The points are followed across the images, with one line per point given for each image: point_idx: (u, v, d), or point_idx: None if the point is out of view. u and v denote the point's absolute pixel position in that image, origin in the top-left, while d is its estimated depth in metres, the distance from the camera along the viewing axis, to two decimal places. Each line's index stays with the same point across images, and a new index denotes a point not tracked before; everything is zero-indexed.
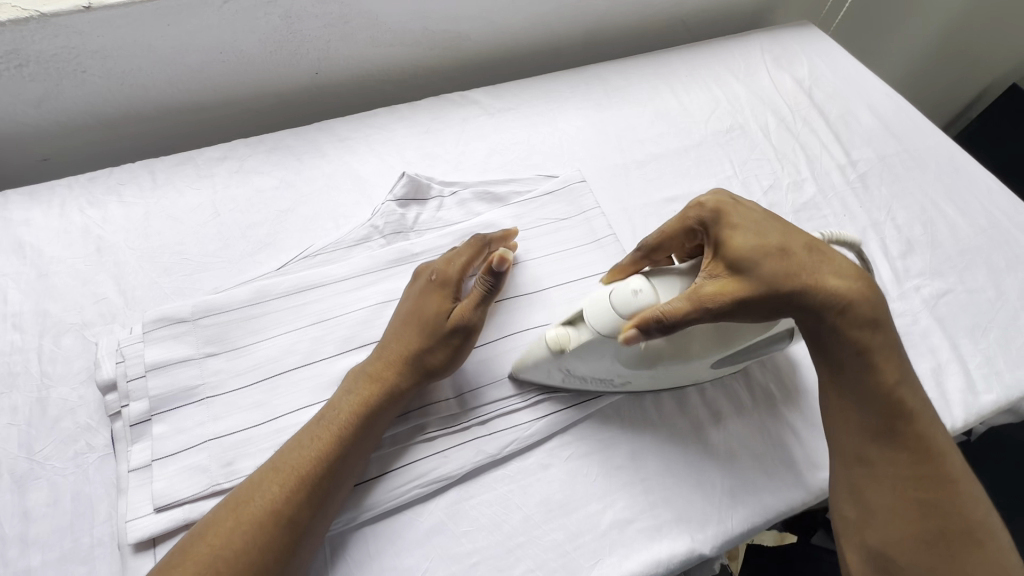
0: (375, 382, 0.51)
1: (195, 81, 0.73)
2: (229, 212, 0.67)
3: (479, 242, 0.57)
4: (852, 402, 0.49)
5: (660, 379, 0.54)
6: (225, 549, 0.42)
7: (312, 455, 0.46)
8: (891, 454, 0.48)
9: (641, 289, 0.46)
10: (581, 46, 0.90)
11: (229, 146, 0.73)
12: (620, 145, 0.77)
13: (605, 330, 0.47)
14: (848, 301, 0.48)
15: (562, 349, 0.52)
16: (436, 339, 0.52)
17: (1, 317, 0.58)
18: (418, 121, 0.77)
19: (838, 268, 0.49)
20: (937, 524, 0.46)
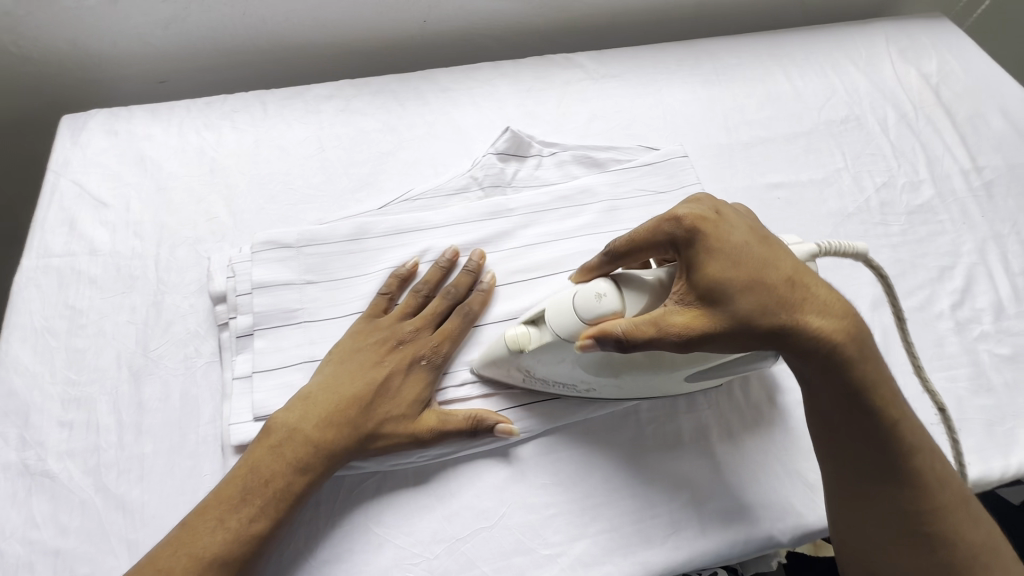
0: (402, 357, 0.51)
1: (309, 17, 0.74)
2: (333, 149, 0.68)
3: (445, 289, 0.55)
4: (841, 443, 0.45)
5: (637, 389, 0.50)
6: (272, 481, 0.45)
7: (342, 411, 0.48)
8: (900, 492, 0.44)
9: (605, 293, 0.44)
10: (691, 19, 0.86)
11: (336, 85, 0.74)
12: (726, 124, 0.74)
13: (569, 335, 0.45)
14: (824, 350, 0.41)
15: (535, 371, 0.49)
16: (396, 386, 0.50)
17: (123, 223, 0.61)
18: (521, 78, 0.76)
19: (828, 305, 0.42)
20: (944, 554, 0.44)
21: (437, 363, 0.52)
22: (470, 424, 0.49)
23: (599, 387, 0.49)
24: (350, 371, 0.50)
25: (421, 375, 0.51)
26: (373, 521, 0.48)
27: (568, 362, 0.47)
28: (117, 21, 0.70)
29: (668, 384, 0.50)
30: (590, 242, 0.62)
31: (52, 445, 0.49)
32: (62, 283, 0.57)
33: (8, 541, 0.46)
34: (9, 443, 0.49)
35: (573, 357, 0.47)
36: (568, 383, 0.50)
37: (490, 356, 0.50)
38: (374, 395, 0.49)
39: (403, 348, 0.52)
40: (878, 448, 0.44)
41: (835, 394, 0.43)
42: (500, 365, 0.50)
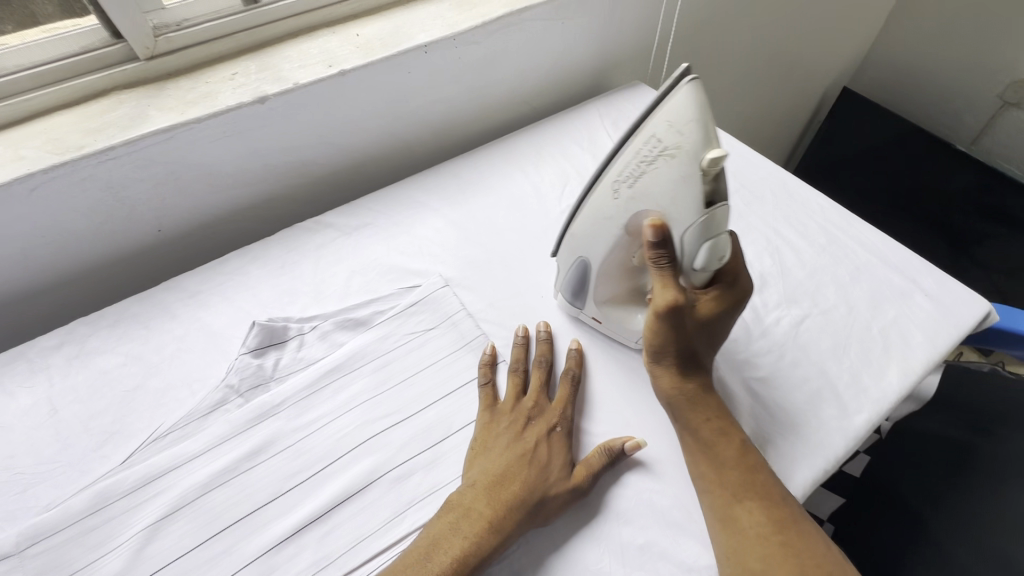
0: (537, 432, 0.57)
1: (19, 269, 0.69)
2: (69, 405, 0.62)
3: (543, 365, 0.63)
4: (705, 456, 0.55)
5: (592, 213, 0.59)
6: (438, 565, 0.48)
7: (509, 484, 0.52)
8: (755, 508, 0.51)
9: (704, 257, 0.54)
10: (433, 144, 0.93)
11: (67, 329, 0.68)
12: (480, 238, 0.78)
13: (680, 204, 0.52)
14: (691, 381, 0.57)
15: (646, 173, 0.53)
16: (544, 466, 0.54)
17: None
18: (272, 257, 0.75)
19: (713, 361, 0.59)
20: (797, 559, 0.49)
21: (568, 426, 0.58)
22: (606, 459, 0.56)
23: (612, 184, 0.56)
24: (511, 447, 0.55)
25: (560, 438, 0.57)
26: None
27: (638, 185, 0.54)
28: None
29: (574, 245, 0.63)
30: (367, 410, 0.60)
31: None
32: None
33: None
34: None
35: (647, 185, 0.53)
36: (625, 176, 0.55)
37: (670, 119, 0.50)
38: (529, 465, 0.54)
39: (535, 422, 0.58)
40: (734, 461, 0.54)
41: (698, 414, 0.56)
42: (660, 132, 0.51)
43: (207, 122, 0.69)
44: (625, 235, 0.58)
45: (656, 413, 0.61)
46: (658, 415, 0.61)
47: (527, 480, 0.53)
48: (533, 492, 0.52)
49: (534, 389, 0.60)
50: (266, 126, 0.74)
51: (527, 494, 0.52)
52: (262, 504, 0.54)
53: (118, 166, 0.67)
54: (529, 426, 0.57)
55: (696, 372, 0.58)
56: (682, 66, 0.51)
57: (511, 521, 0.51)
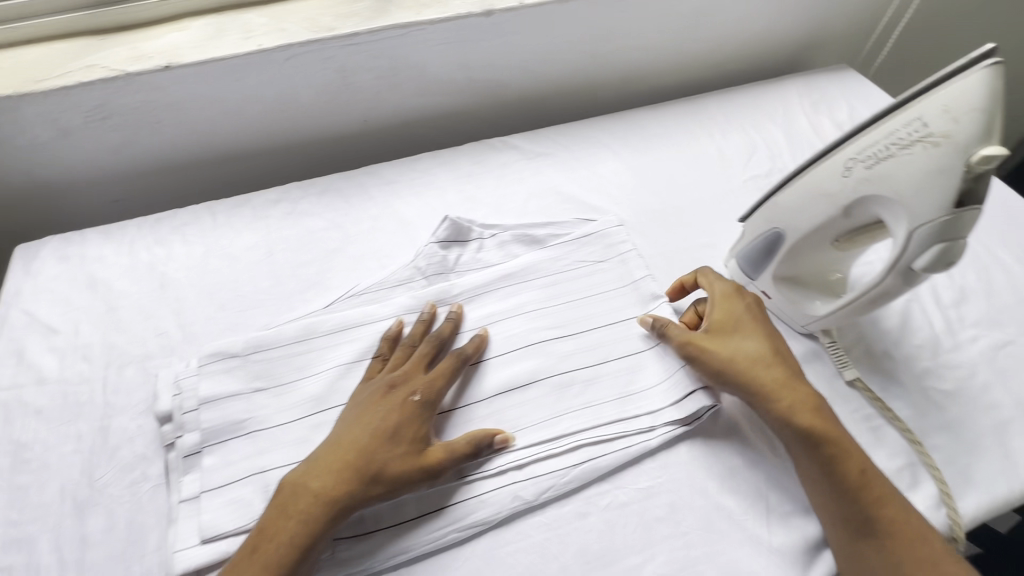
0: (399, 403, 0.52)
1: (255, 129, 0.78)
2: (281, 252, 0.71)
3: (460, 355, 0.57)
4: (818, 493, 0.51)
5: (808, 186, 0.53)
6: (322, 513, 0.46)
7: (368, 453, 0.49)
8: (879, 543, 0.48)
9: (930, 260, 0.47)
10: (617, 92, 0.93)
11: (283, 189, 0.77)
12: (658, 189, 0.78)
13: (927, 195, 0.45)
14: (767, 395, 0.53)
15: (897, 153, 0.47)
16: (387, 440, 0.50)
17: (72, 348, 0.62)
18: (460, 165, 0.80)
19: (777, 374, 0.54)
20: None
21: (430, 400, 0.53)
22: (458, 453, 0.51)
23: (847, 160, 0.50)
24: (361, 417, 0.51)
25: (425, 411, 0.53)
26: None
27: (882, 164, 0.48)
28: (72, 153, 0.74)
29: (772, 214, 0.57)
30: (535, 320, 0.63)
31: None
32: (7, 418, 0.57)
33: None
34: None
35: (895, 166, 0.47)
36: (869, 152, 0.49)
37: (947, 103, 0.45)
38: (371, 437, 0.50)
39: (396, 391, 0.53)
40: (846, 498, 0.49)
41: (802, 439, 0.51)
42: (931, 112, 0.45)
43: (437, 25, 0.74)
44: (840, 216, 0.52)
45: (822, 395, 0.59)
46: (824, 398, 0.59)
47: (398, 447, 0.50)
48: (372, 466, 0.48)
49: (397, 363, 0.57)
50: (482, 41, 0.78)
51: (412, 455, 0.50)
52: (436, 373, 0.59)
53: (355, 53, 0.74)
54: (399, 392, 0.53)
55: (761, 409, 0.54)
56: (981, 49, 0.46)
57: (402, 476, 0.49)
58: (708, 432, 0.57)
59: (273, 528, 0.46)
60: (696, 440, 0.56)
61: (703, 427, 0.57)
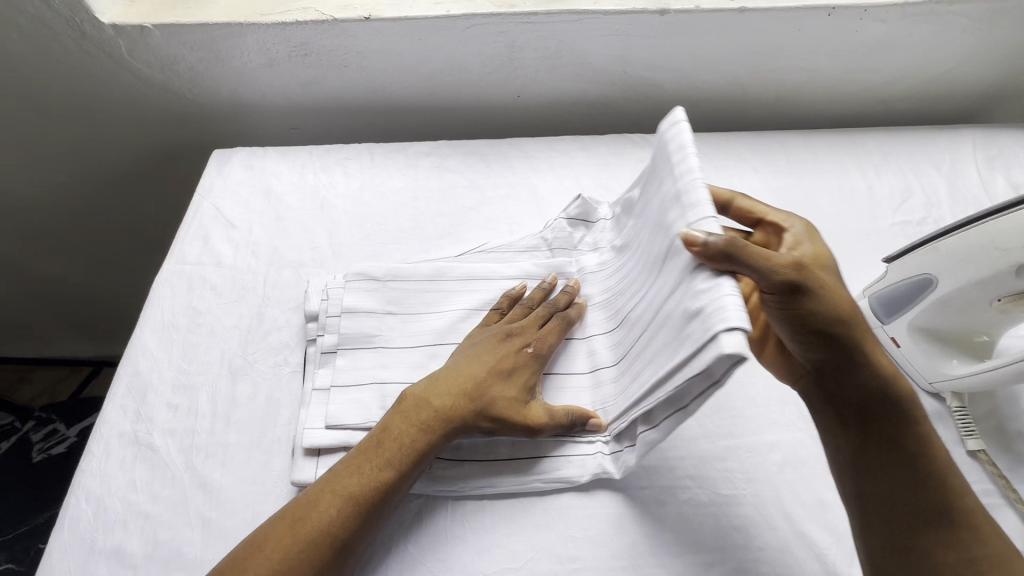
0: (513, 349, 0.56)
1: (422, 87, 0.86)
2: (425, 199, 0.78)
3: (567, 320, 0.59)
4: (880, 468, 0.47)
5: (984, 237, 0.52)
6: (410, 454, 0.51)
7: (480, 386, 0.53)
8: (942, 531, 0.45)
9: None
10: (768, 111, 0.91)
11: (435, 144, 0.84)
12: (794, 213, 0.76)
13: None
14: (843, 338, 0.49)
15: None
16: (498, 379, 0.54)
17: (244, 242, 0.73)
18: (599, 153, 0.83)
19: (873, 337, 0.50)
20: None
21: (542, 354, 0.57)
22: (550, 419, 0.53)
23: None
24: (478, 356, 0.56)
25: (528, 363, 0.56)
26: (411, 539, 0.52)
27: None
28: (271, 80, 0.85)
29: (931, 258, 0.55)
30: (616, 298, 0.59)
31: (159, 421, 0.58)
32: (190, 287, 0.68)
33: (112, 499, 0.54)
34: (127, 414, 0.59)
35: None
36: None
37: None
38: (488, 372, 0.54)
39: (513, 339, 0.57)
40: (917, 478, 0.46)
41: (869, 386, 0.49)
42: None
43: (611, 17, 0.77)
44: (1013, 274, 0.51)
45: None
46: None
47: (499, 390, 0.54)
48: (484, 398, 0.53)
49: (514, 317, 0.61)
50: (650, 37, 0.80)
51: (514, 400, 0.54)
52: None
53: (529, 31, 0.78)
54: (508, 341, 0.57)
55: (842, 367, 0.49)
56: None
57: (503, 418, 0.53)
58: (803, 460, 0.56)
59: (350, 467, 0.50)
60: (788, 464, 0.56)
61: (798, 454, 0.56)
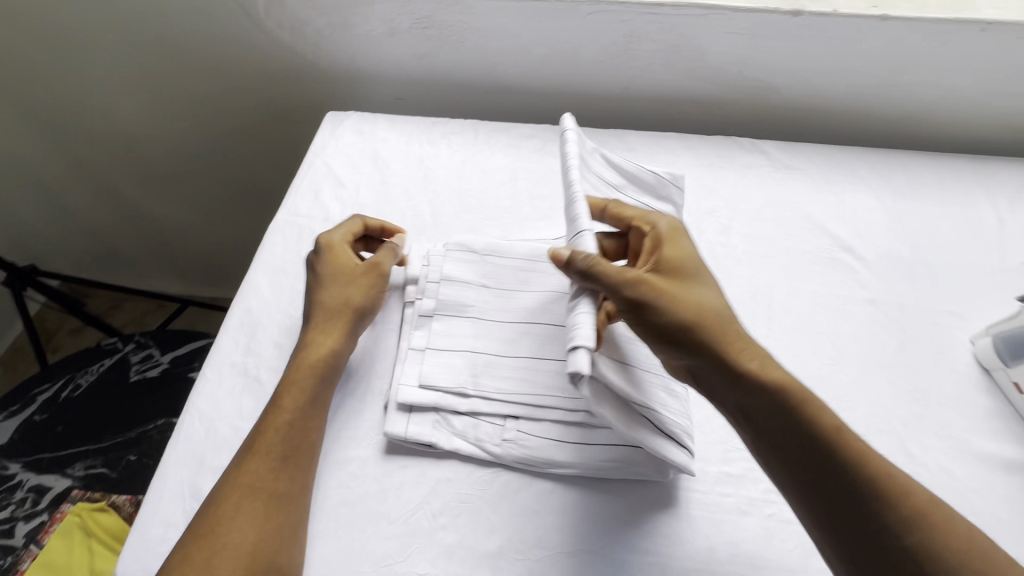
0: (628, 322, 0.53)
1: (531, 70, 0.87)
2: (524, 180, 0.79)
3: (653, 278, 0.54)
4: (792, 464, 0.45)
5: None
6: (292, 401, 0.54)
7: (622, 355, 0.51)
8: (859, 515, 0.42)
9: None
10: (889, 128, 0.86)
11: (537, 128, 0.85)
12: (911, 238, 0.72)
13: None
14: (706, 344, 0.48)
15: None
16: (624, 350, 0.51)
17: (351, 202, 0.76)
18: (703, 153, 0.81)
19: (742, 340, 0.49)
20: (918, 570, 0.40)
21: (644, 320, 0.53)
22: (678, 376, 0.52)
23: None
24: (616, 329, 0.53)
25: (371, 282, 0.62)
26: (490, 505, 0.53)
27: None
28: (388, 49, 0.88)
29: None
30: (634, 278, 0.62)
31: (266, 357, 0.62)
32: (300, 237, 0.73)
33: (221, 421, 0.58)
34: (238, 346, 0.63)
35: None
36: None
37: None
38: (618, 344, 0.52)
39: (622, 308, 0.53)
40: (820, 466, 0.43)
41: (753, 397, 0.47)
42: None
43: (739, 14, 0.74)
44: None
45: None
46: None
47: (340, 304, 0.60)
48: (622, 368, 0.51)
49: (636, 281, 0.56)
50: (777, 39, 0.77)
51: (354, 311, 0.60)
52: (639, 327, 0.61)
53: (650, 22, 0.77)
54: (345, 255, 0.63)
55: (715, 375, 0.48)
56: None
57: (346, 330, 0.59)
58: None
59: (261, 430, 0.53)
60: None
61: None
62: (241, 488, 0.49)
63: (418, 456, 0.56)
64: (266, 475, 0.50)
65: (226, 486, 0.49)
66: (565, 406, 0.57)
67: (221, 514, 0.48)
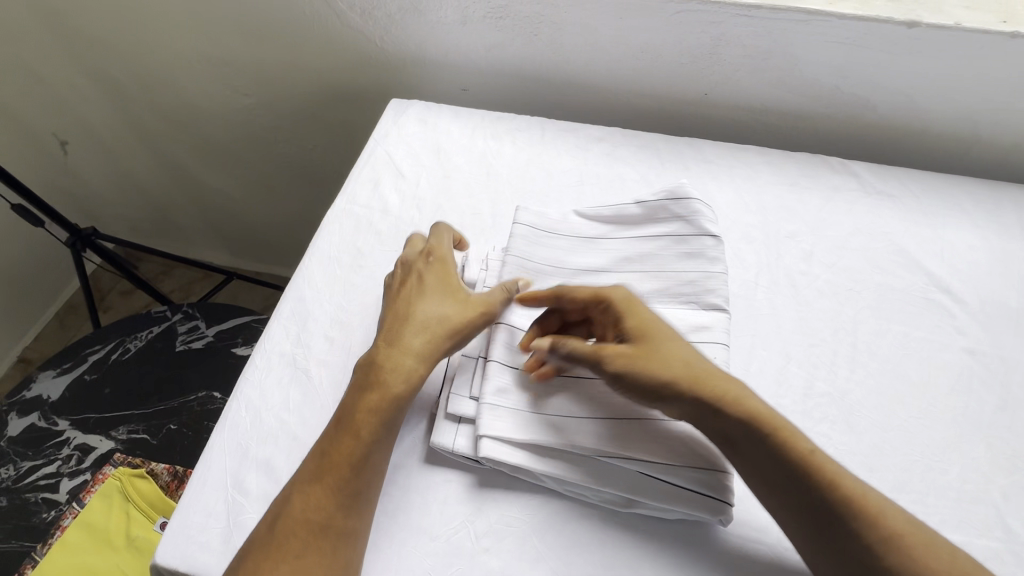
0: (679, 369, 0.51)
1: (607, 68, 0.82)
2: (591, 185, 0.75)
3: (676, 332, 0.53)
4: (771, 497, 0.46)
5: None
6: (371, 433, 0.50)
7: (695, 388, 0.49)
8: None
9: None
10: (998, 157, 0.78)
11: (607, 130, 0.81)
12: (1020, 284, 0.64)
13: None
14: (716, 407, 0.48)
15: None
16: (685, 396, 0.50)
17: (410, 195, 0.74)
18: (786, 171, 0.75)
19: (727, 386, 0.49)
20: None
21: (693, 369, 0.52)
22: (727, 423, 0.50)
23: None
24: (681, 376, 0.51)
25: (475, 312, 0.56)
26: (537, 535, 0.50)
27: None
28: (458, 38, 0.85)
29: None
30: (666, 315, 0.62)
31: (315, 350, 0.61)
32: (356, 227, 0.71)
33: (267, 412, 0.57)
34: (288, 335, 0.62)
35: None
36: None
37: None
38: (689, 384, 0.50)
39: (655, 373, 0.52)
40: (836, 521, 0.43)
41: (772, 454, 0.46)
42: None
43: (846, 22, 0.68)
44: None
45: None
46: None
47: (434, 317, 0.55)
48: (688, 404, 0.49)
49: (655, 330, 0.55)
50: (884, 52, 0.70)
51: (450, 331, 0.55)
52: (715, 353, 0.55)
53: (744, 25, 0.71)
54: (452, 273, 0.59)
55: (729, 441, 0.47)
56: None
57: (437, 345, 0.54)
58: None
59: (327, 457, 0.49)
60: None
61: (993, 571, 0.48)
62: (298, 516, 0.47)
63: (463, 471, 0.54)
64: (324, 510, 0.47)
65: (288, 521, 0.47)
66: (634, 445, 0.51)
67: (279, 540, 0.46)
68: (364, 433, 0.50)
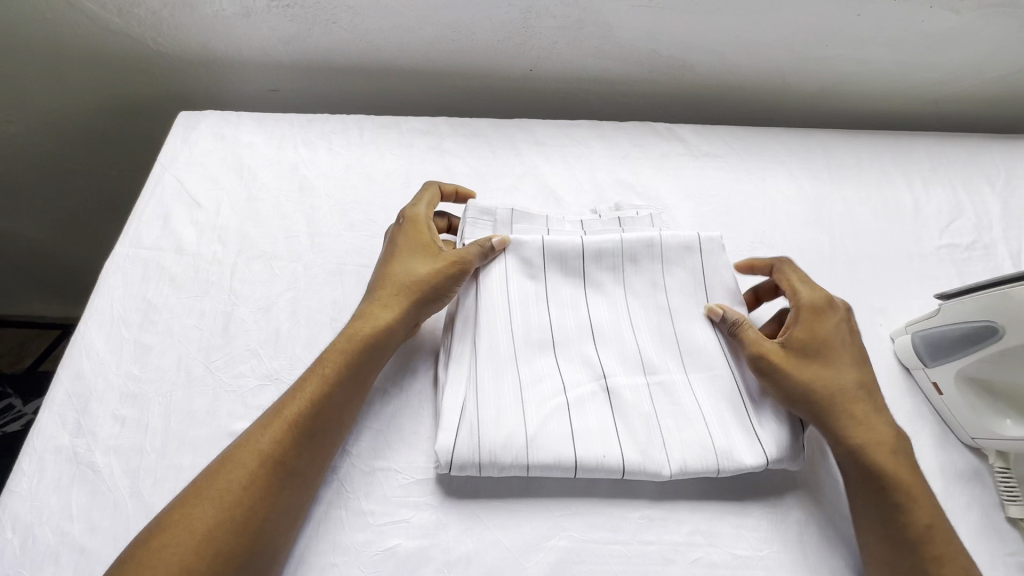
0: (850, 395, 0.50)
1: (422, 52, 0.75)
2: (419, 186, 0.68)
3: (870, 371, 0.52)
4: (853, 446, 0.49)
5: None
6: (237, 478, 0.41)
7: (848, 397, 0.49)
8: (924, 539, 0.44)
9: None
10: (808, 101, 0.81)
11: (433, 121, 0.75)
12: (830, 228, 0.68)
13: None
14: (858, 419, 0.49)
15: None
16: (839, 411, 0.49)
17: (211, 226, 0.64)
18: (618, 144, 0.74)
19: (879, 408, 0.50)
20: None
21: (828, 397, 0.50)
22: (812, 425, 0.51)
23: None
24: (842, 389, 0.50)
25: (451, 266, 0.54)
26: None
27: None
28: (247, 32, 0.73)
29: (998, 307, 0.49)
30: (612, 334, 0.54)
31: (103, 437, 0.51)
32: (145, 276, 0.60)
33: (42, 526, 0.46)
34: (66, 426, 0.51)
35: None
36: None
37: None
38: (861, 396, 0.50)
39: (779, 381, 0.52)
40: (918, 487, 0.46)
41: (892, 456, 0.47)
42: None
43: None
44: None
45: (975, 519, 0.49)
46: (978, 524, 0.49)
47: (404, 277, 0.55)
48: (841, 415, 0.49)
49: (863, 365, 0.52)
50: (686, 14, 0.69)
51: (426, 291, 0.54)
52: (632, 400, 0.50)
53: None
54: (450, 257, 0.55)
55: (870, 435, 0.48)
56: None
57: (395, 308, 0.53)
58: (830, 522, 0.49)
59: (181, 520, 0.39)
60: (812, 526, 0.49)
61: (823, 515, 0.50)
62: (258, 461, 0.42)
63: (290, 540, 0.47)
64: (237, 507, 0.40)
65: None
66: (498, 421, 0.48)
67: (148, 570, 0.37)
68: (240, 485, 0.41)
